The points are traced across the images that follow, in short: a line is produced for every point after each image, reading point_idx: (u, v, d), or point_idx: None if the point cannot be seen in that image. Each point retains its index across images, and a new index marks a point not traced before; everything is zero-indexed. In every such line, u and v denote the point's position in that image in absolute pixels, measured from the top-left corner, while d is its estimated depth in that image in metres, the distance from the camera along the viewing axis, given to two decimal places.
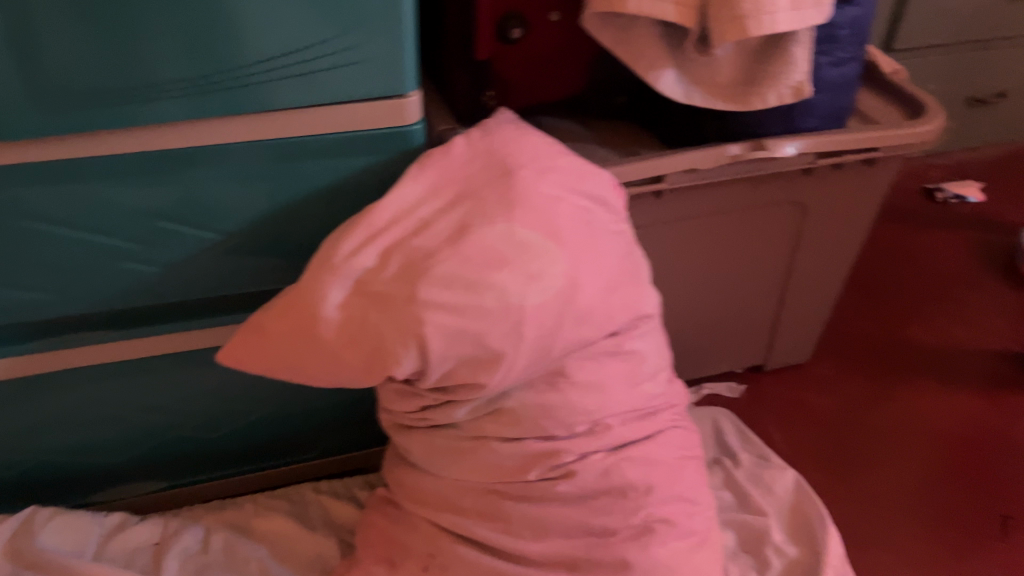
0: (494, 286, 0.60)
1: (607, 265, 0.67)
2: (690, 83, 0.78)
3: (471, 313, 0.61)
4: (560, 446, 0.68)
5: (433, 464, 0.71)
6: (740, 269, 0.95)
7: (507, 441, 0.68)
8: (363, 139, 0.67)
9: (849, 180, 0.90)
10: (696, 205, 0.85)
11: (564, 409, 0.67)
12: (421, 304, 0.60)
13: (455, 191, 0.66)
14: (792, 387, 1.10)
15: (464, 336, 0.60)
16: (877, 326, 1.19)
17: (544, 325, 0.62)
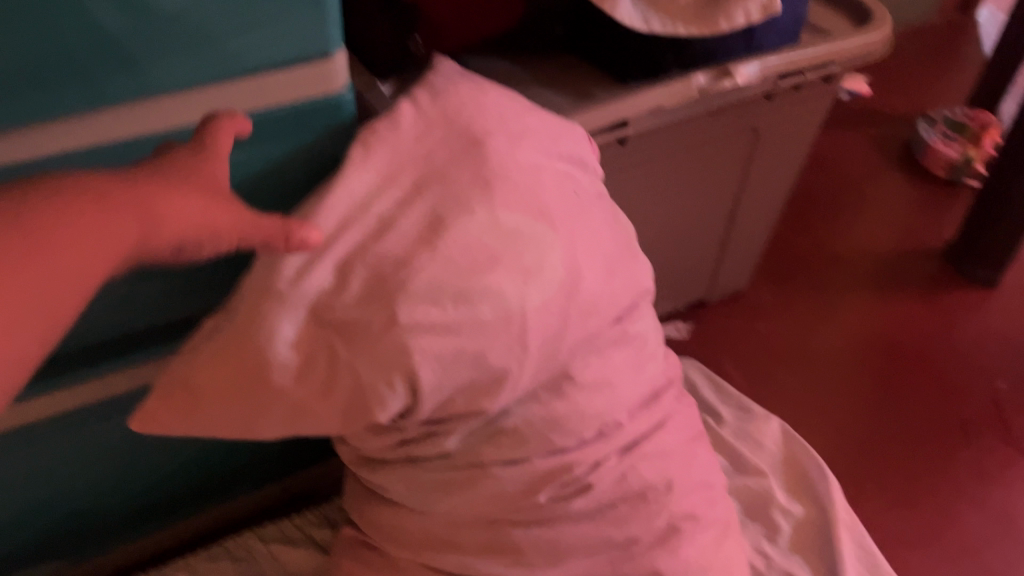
0: (493, 289, 0.49)
1: (604, 242, 0.57)
2: (646, 7, 0.66)
3: (467, 330, 0.48)
4: (571, 459, 0.57)
5: (418, 501, 0.58)
6: (693, 207, 0.87)
7: (510, 464, 0.55)
8: (281, 119, 0.50)
9: (804, 100, 0.83)
10: (658, 146, 0.75)
11: (573, 417, 0.56)
12: (406, 327, 0.47)
13: (411, 175, 0.52)
14: (740, 317, 1.06)
15: (466, 357, 0.49)
16: (806, 240, 1.17)
17: (550, 328, 0.52)
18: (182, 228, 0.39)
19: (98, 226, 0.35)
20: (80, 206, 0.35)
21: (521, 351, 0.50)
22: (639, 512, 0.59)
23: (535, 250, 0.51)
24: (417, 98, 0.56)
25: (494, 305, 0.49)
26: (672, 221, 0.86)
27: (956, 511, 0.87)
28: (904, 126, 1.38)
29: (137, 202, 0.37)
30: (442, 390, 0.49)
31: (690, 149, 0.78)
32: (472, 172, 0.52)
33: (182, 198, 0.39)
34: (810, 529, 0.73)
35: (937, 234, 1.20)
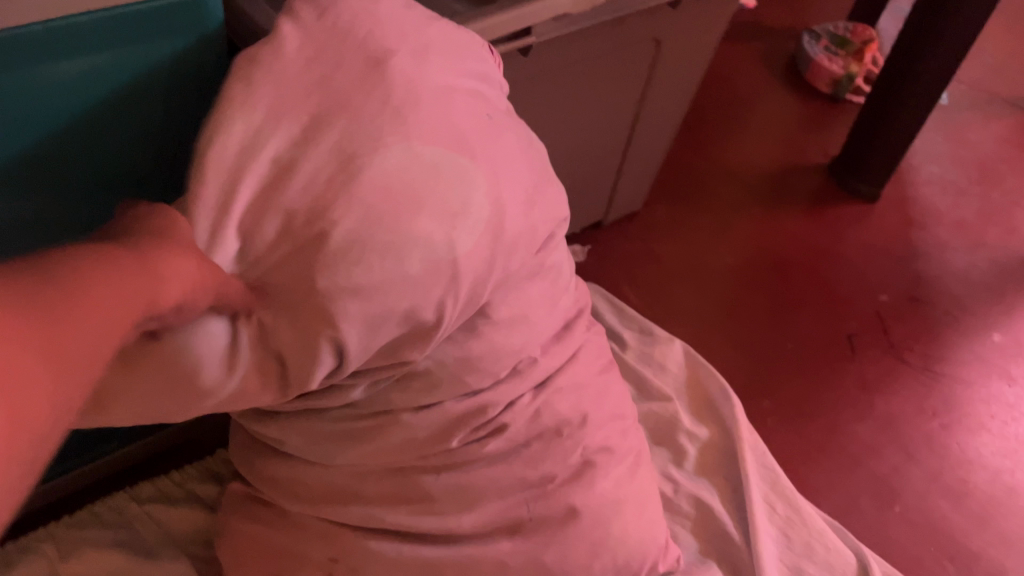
0: (416, 237, 0.40)
1: (521, 167, 0.49)
2: None
3: (391, 287, 0.40)
4: (486, 400, 0.53)
5: (319, 454, 0.52)
6: (594, 125, 0.83)
7: (421, 410, 0.51)
8: (129, 25, 0.39)
9: (706, 10, 0.79)
10: (560, 59, 0.70)
11: (488, 356, 0.51)
12: (307, 282, 0.38)
13: (307, 98, 0.42)
14: (636, 237, 1.04)
15: (381, 314, 0.40)
16: (698, 156, 1.16)
17: (479, 273, 0.44)
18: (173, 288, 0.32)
19: (118, 299, 0.28)
20: (81, 302, 0.26)
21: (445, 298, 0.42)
22: (553, 449, 0.56)
23: (458, 184, 0.42)
24: (302, 8, 0.47)
25: (413, 250, 0.40)
26: (570, 139, 0.82)
27: (846, 422, 0.90)
28: (789, 40, 1.37)
29: (140, 280, 0.29)
30: (354, 352, 0.41)
31: (592, 62, 0.73)
32: (378, 90, 0.43)
33: (176, 257, 0.32)
34: (713, 451, 0.73)
35: (821, 149, 1.21)
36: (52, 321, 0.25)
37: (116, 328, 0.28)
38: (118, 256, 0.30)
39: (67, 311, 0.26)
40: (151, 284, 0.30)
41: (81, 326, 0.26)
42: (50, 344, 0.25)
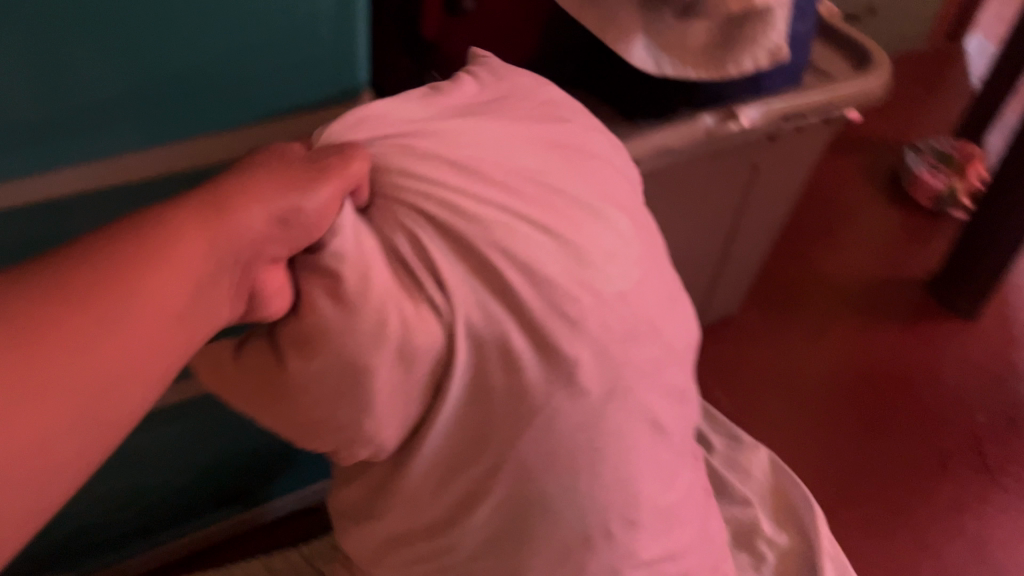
0: (556, 247, 0.41)
1: (667, 268, 0.48)
2: (658, 48, 0.69)
3: (543, 289, 0.40)
4: (613, 499, 0.44)
5: (425, 519, 0.45)
6: (692, 239, 0.89)
7: (550, 490, 0.42)
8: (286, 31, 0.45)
9: (803, 142, 0.86)
10: (662, 184, 0.77)
11: (625, 441, 0.43)
12: (441, 295, 0.39)
13: (497, 143, 0.42)
14: (730, 342, 1.08)
15: (499, 355, 0.39)
16: (795, 265, 1.20)
17: (622, 329, 0.42)
18: (206, 279, 0.34)
19: (172, 267, 0.33)
20: (125, 276, 0.32)
21: (577, 403, 0.41)
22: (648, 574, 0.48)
23: (590, 234, 0.42)
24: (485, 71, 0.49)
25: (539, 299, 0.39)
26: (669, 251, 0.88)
27: (934, 541, 0.90)
28: (894, 155, 1.41)
29: (129, 288, 0.32)
30: (476, 431, 0.41)
31: (692, 186, 0.81)
32: (540, 140, 0.45)
33: (189, 240, 0.34)
34: (794, 559, 0.76)
35: (922, 264, 1.23)
36: (35, 356, 0.29)
37: (117, 341, 0.31)
38: (121, 258, 0.32)
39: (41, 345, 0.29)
40: (166, 286, 0.33)
41: (76, 355, 0.30)
42: (36, 384, 0.29)
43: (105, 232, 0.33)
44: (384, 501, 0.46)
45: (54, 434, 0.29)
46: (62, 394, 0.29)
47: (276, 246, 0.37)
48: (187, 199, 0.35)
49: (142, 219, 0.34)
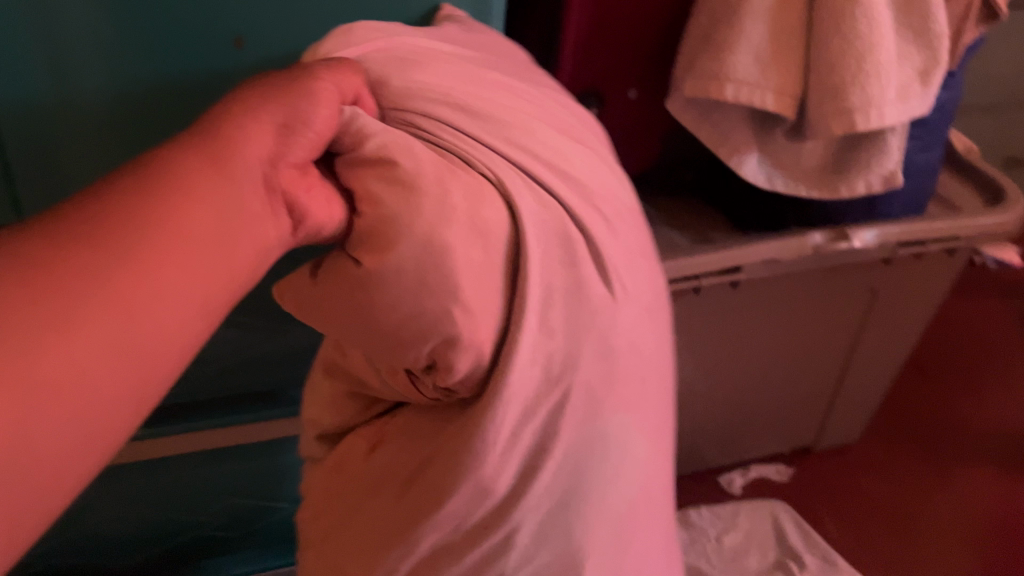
0: (583, 158, 0.40)
1: None
2: (771, 166, 0.72)
3: (575, 186, 0.38)
4: (640, 420, 0.40)
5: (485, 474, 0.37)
6: (803, 355, 0.90)
7: (602, 388, 0.37)
8: None
9: (924, 269, 0.86)
10: (769, 293, 0.80)
11: (645, 359, 0.40)
12: (491, 176, 0.36)
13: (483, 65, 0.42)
14: (845, 471, 1.05)
15: (563, 259, 0.36)
16: (928, 402, 1.14)
17: (636, 251, 0.41)
18: (230, 235, 0.29)
19: (177, 227, 0.27)
20: (138, 241, 0.26)
21: (617, 306, 0.38)
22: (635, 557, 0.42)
23: (600, 155, 0.42)
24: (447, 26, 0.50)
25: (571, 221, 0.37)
26: (778, 363, 0.90)
27: None
28: None
29: (130, 243, 0.26)
30: (553, 365, 0.36)
31: (802, 299, 0.83)
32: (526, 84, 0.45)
33: (202, 197, 0.29)
34: None
35: None
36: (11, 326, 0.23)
37: (130, 309, 0.26)
38: (111, 217, 0.27)
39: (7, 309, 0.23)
40: (181, 244, 0.27)
41: (96, 319, 0.25)
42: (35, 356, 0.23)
43: (89, 199, 0.27)
44: (412, 481, 0.39)
45: (65, 413, 0.24)
46: (81, 360, 0.24)
47: (294, 148, 0.33)
48: (186, 144, 0.30)
49: (146, 174, 0.28)
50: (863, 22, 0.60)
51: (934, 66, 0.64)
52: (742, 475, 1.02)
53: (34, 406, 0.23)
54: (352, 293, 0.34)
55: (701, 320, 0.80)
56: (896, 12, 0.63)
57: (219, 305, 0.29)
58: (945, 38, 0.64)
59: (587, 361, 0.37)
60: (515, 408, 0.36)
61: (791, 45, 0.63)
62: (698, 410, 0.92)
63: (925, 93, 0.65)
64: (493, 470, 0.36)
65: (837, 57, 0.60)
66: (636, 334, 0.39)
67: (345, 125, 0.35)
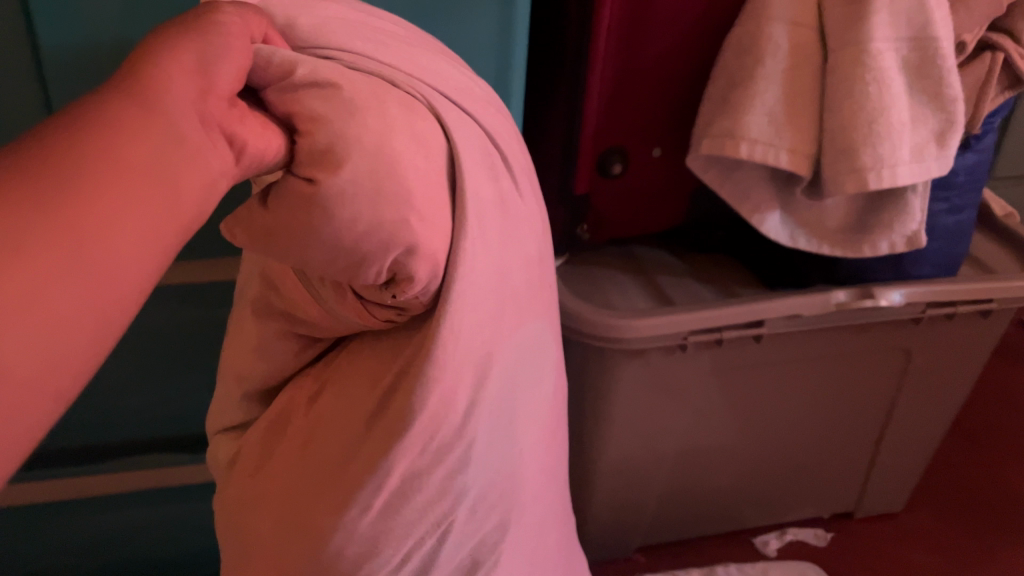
0: (475, 84, 0.42)
1: None
2: (795, 225, 0.73)
3: (475, 101, 0.41)
4: (536, 315, 0.44)
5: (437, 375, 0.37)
6: (836, 415, 0.90)
7: (518, 278, 0.41)
8: None
9: (960, 331, 0.86)
10: (795, 349, 0.82)
11: (536, 258, 0.44)
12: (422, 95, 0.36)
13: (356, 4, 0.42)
14: (887, 540, 1.02)
15: (487, 178, 0.38)
16: (983, 475, 1.11)
17: (523, 169, 0.44)
18: (165, 171, 0.27)
19: (109, 158, 0.26)
20: (70, 175, 0.25)
21: (522, 223, 0.42)
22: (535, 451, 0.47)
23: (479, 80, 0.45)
24: None
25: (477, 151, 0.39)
26: (810, 423, 0.90)
27: None
28: None
29: (66, 175, 0.25)
30: (491, 280, 0.38)
31: (831, 357, 0.84)
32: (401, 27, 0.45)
33: (129, 139, 0.26)
34: None
35: None
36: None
37: (58, 252, 0.24)
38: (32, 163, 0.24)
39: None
40: (110, 179, 0.25)
41: (21, 261, 0.23)
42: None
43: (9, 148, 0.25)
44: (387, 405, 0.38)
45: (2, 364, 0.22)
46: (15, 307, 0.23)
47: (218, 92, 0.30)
48: (99, 95, 0.28)
49: (68, 125, 0.26)
50: (874, 86, 0.62)
51: (950, 129, 0.66)
52: (778, 537, 1.01)
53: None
54: (289, 209, 0.32)
55: (728, 374, 0.82)
56: (910, 77, 0.65)
57: (167, 245, 0.27)
58: (960, 101, 0.65)
59: (508, 272, 0.40)
60: (467, 322, 0.37)
61: (806, 107, 0.65)
62: (732, 469, 0.92)
63: (941, 154, 0.66)
64: (455, 387, 0.37)
65: (849, 119, 0.63)
66: (531, 244, 0.43)
67: (262, 61, 0.33)
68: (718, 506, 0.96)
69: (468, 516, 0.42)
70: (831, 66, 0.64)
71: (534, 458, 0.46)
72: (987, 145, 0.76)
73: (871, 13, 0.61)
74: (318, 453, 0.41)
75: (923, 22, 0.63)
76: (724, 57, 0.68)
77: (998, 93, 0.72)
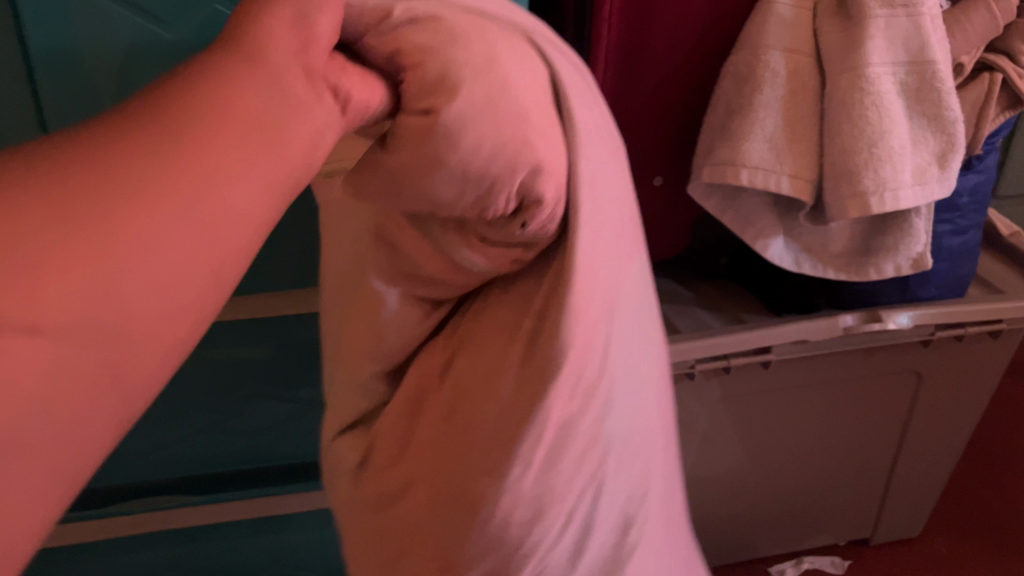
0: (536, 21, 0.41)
1: None
2: (798, 250, 0.73)
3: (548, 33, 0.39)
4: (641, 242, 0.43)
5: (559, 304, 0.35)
6: (849, 439, 0.89)
7: (625, 194, 0.40)
8: None
9: (971, 351, 0.85)
10: (803, 375, 0.81)
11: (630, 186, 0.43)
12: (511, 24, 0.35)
13: None
14: (905, 566, 1.00)
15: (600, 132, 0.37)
16: (1000, 497, 1.09)
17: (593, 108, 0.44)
18: (278, 120, 0.26)
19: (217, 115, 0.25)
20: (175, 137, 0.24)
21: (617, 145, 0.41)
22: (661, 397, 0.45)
23: None
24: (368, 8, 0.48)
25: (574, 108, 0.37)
26: (822, 449, 0.89)
27: None
28: None
29: (178, 133, 0.24)
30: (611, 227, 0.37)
31: (840, 381, 0.83)
32: None
33: (241, 94, 0.26)
34: None
35: None
36: (52, 207, 0.21)
37: (176, 203, 0.23)
38: (154, 110, 0.24)
39: (44, 188, 0.21)
40: (227, 129, 0.25)
41: (136, 211, 0.22)
42: (84, 249, 0.21)
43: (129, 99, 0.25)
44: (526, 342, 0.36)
45: (129, 319, 0.22)
46: (134, 261, 0.22)
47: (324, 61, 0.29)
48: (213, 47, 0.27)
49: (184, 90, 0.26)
50: (873, 110, 0.62)
51: (951, 150, 0.66)
52: (794, 566, 0.99)
53: (95, 292, 0.22)
54: (418, 139, 0.31)
55: (738, 401, 0.81)
56: (909, 100, 0.65)
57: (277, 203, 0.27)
58: (960, 123, 0.65)
59: (619, 195, 0.39)
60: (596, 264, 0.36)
61: (805, 133, 0.65)
62: (746, 497, 0.90)
63: (943, 176, 0.66)
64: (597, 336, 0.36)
65: (850, 144, 0.63)
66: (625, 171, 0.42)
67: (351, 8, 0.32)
68: (733, 534, 0.95)
69: (618, 467, 0.39)
70: (829, 91, 0.64)
71: (663, 426, 0.44)
72: (989, 165, 0.76)
73: (867, 38, 0.62)
74: (461, 422, 0.38)
75: (919, 45, 0.63)
76: (722, 85, 0.68)
77: (998, 112, 0.72)
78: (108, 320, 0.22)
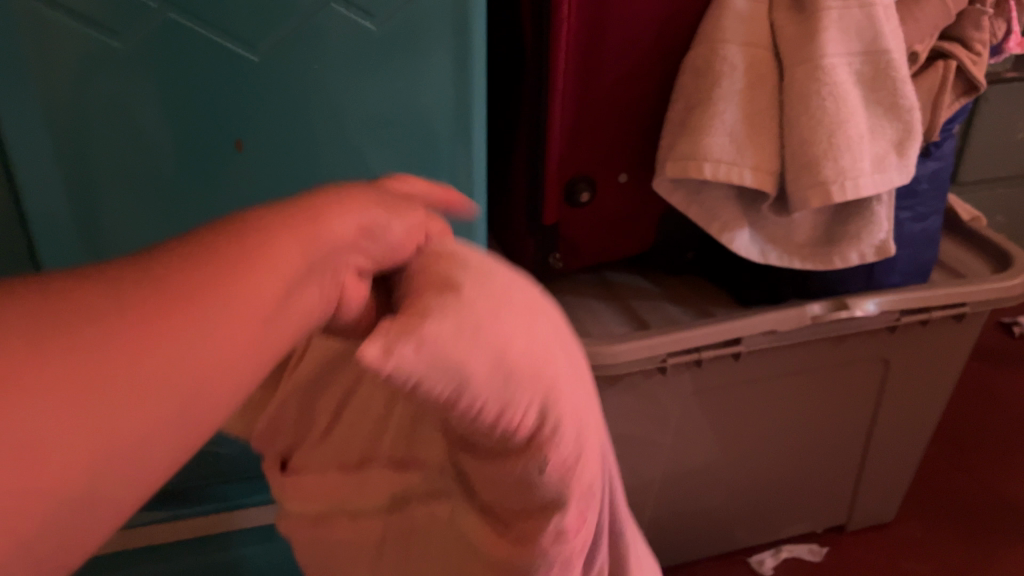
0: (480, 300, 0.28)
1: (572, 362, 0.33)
2: (764, 241, 0.74)
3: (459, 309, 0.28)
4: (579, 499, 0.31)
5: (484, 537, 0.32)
6: (821, 428, 0.90)
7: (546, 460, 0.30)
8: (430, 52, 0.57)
9: (937, 335, 0.86)
10: (773, 365, 0.82)
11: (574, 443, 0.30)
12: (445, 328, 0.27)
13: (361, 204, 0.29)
14: (881, 551, 1.02)
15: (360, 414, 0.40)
16: (969, 478, 1.11)
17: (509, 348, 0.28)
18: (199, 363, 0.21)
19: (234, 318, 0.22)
20: (180, 318, 0.21)
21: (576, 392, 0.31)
22: None
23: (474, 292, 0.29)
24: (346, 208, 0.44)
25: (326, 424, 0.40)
26: (796, 438, 0.89)
27: None
28: None
29: (171, 338, 0.21)
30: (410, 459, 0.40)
31: (810, 370, 0.84)
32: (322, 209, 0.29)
33: (283, 241, 0.25)
34: None
35: None
36: (113, 334, 0.20)
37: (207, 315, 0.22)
38: (219, 245, 0.24)
39: (41, 368, 0.18)
40: (226, 330, 0.22)
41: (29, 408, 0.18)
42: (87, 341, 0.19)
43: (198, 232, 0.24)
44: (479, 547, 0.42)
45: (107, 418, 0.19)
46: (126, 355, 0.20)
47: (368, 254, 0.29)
48: (273, 206, 0.26)
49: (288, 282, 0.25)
50: (831, 100, 0.63)
51: (908, 137, 0.67)
52: (774, 555, 1.00)
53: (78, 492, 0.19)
54: (431, 315, 0.26)
55: (710, 394, 0.82)
56: (865, 89, 0.66)
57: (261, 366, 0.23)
58: (916, 111, 0.66)
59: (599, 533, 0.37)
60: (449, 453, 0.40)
61: (765, 125, 0.66)
62: (723, 490, 0.91)
63: (901, 163, 0.67)
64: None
65: (810, 135, 0.63)
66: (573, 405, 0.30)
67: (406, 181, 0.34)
68: (712, 527, 0.95)
69: None
70: (787, 83, 0.65)
71: None
72: (946, 152, 0.77)
73: (822, 30, 0.62)
74: None
75: (872, 35, 0.64)
76: (683, 81, 0.69)
77: (953, 100, 0.73)
78: (66, 505, 0.18)
